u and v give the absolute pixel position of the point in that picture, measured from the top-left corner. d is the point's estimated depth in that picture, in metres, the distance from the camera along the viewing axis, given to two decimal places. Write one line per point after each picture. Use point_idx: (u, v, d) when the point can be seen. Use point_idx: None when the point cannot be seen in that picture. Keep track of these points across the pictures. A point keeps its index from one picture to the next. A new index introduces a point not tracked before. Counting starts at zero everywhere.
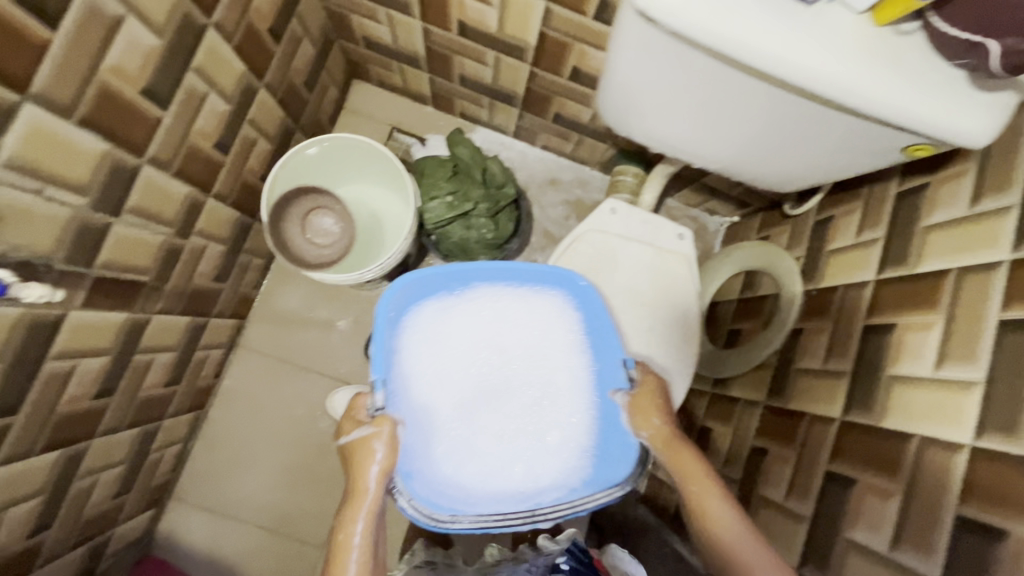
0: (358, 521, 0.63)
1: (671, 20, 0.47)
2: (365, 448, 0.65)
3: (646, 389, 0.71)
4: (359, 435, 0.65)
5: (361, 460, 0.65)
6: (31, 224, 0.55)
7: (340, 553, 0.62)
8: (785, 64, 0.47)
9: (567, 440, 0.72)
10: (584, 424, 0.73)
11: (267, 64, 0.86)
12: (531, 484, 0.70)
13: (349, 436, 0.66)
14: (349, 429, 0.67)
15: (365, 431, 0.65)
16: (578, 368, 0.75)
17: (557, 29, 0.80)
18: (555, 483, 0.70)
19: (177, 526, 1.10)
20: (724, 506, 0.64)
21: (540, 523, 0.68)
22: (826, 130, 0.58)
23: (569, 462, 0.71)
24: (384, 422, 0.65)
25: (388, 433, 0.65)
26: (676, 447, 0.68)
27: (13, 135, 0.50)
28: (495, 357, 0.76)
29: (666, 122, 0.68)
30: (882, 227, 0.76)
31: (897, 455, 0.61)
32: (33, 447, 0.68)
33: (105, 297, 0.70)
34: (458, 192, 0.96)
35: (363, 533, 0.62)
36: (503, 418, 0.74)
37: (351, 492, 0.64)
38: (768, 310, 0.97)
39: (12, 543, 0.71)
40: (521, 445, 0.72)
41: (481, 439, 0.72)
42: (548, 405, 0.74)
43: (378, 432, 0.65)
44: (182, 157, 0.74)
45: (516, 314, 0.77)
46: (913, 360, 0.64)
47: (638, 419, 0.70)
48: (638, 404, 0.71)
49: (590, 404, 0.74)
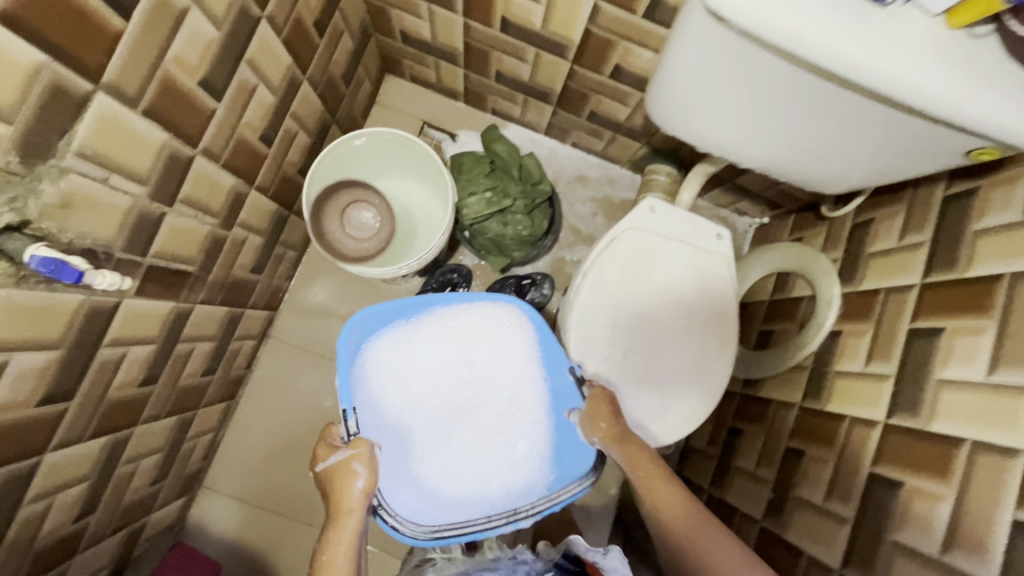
0: (340, 544, 0.62)
1: (743, 21, 0.47)
2: (346, 470, 0.65)
3: (595, 395, 0.77)
4: (337, 459, 0.66)
5: (342, 483, 0.65)
6: (96, 212, 0.56)
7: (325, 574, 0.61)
8: (862, 67, 0.47)
9: (528, 448, 0.82)
10: (543, 431, 0.82)
11: (311, 57, 0.86)
12: (504, 492, 0.79)
13: (326, 461, 0.67)
14: (325, 455, 0.68)
15: (342, 455, 0.66)
16: (531, 382, 0.85)
17: (603, 26, 0.80)
18: (527, 491, 0.79)
19: (207, 515, 1.11)
20: (674, 490, 0.68)
21: (523, 522, 0.75)
22: (882, 129, 0.59)
23: (534, 470, 0.80)
24: (361, 443, 0.67)
25: (368, 454, 0.66)
26: (628, 442, 0.72)
27: (85, 124, 0.51)
28: (457, 377, 0.86)
29: (718, 121, 0.68)
30: (928, 230, 0.76)
31: (948, 459, 0.61)
32: (84, 432, 0.69)
33: (156, 285, 0.70)
34: (496, 188, 1.00)
35: (345, 555, 0.62)
36: (471, 433, 0.84)
37: (334, 514, 0.64)
38: (804, 313, 0.96)
39: (60, 527, 0.71)
40: (489, 457, 0.82)
41: (453, 451, 0.82)
42: (510, 420, 0.84)
43: (359, 453, 0.66)
44: (231, 149, 0.75)
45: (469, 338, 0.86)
46: (964, 364, 0.63)
47: (590, 425, 0.75)
48: (591, 411, 0.76)
49: (544, 414, 0.83)
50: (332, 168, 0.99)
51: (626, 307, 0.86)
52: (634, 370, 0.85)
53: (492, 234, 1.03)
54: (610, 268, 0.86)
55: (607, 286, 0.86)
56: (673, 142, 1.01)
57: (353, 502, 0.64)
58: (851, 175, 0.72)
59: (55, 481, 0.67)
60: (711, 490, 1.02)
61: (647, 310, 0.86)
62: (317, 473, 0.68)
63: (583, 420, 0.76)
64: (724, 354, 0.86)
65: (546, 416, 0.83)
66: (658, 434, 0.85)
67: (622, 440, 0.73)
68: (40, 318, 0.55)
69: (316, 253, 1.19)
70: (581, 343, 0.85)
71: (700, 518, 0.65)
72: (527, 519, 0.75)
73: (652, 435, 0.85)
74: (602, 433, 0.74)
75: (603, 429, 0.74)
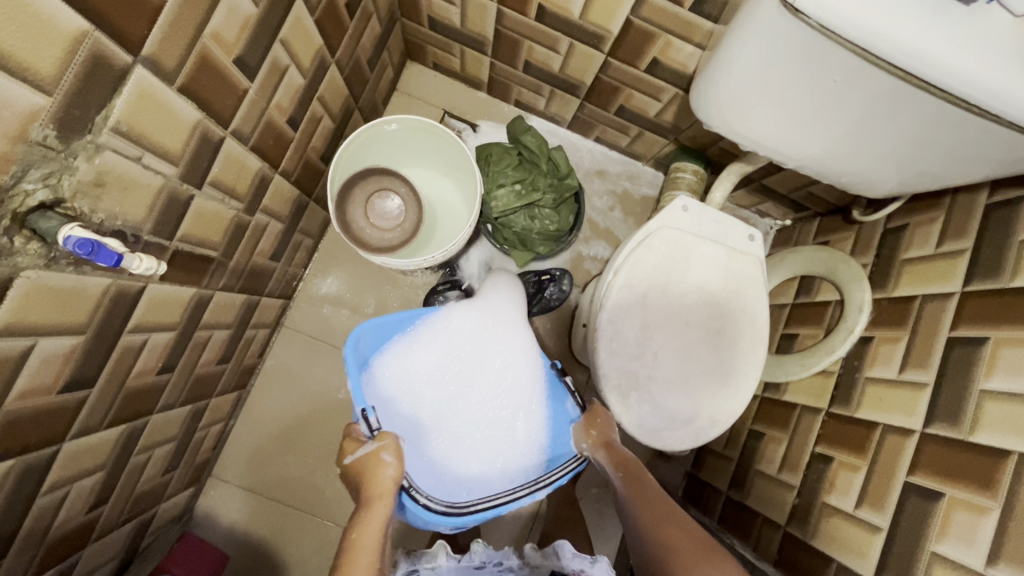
0: (366, 526, 0.59)
1: (821, 13, 0.50)
2: (374, 460, 0.64)
3: (594, 412, 0.81)
4: (364, 451, 0.65)
5: (370, 472, 0.63)
6: (127, 192, 0.54)
7: (352, 556, 0.56)
8: (935, 64, 0.50)
9: (528, 432, 0.85)
10: (541, 414, 0.85)
11: (340, 39, 0.83)
12: (504, 477, 0.82)
13: (355, 454, 0.66)
14: (354, 447, 0.67)
15: (369, 448, 0.65)
16: (525, 371, 0.87)
17: (646, 18, 0.78)
18: (527, 471, 0.82)
19: (216, 505, 1.09)
20: (652, 492, 0.71)
21: (540, 493, 0.73)
22: (944, 136, 0.59)
23: (530, 455, 0.83)
24: (386, 436, 0.66)
25: (394, 444, 0.65)
26: (615, 448, 0.77)
27: (122, 99, 0.48)
28: (445, 376, 0.87)
29: (768, 125, 0.68)
30: (969, 238, 0.74)
31: (996, 472, 0.60)
32: (102, 421, 0.66)
33: (180, 270, 0.68)
34: (526, 180, 1.00)
35: (370, 540, 0.58)
36: (466, 426, 0.85)
37: (364, 501, 0.62)
38: (830, 320, 0.94)
39: (74, 517, 0.69)
40: (491, 447, 0.84)
41: (455, 445, 0.84)
42: (506, 410, 0.86)
43: (386, 444, 0.65)
44: (261, 132, 0.72)
45: (463, 336, 0.87)
46: (1010, 376, 0.62)
47: (582, 431, 0.80)
48: (588, 420, 0.81)
49: (540, 398, 0.86)
50: (356, 156, 0.97)
51: (657, 308, 0.85)
52: (662, 370, 0.84)
53: (518, 228, 1.03)
54: (642, 266, 0.84)
55: (638, 285, 0.84)
56: (704, 139, 0.99)
57: (381, 490, 0.62)
58: (887, 181, 0.72)
59: (73, 470, 0.65)
60: (730, 493, 1.02)
61: (677, 310, 0.85)
62: (346, 467, 0.67)
63: (578, 429, 0.81)
64: (751, 357, 0.85)
65: (542, 409, 0.86)
66: (685, 435, 0.84)
67: (611, 447, 0.77)
68: (67, 301, 0.53)
69: (332, 242, 1.16)
70: (611, 342, 0.84)
71: (677, 517, 0.67)
72: (544, 490, 0.74)
73: (678, 436, 0.84)
74: (593, 438, 0.79)
75: (593, 434, 0.78)
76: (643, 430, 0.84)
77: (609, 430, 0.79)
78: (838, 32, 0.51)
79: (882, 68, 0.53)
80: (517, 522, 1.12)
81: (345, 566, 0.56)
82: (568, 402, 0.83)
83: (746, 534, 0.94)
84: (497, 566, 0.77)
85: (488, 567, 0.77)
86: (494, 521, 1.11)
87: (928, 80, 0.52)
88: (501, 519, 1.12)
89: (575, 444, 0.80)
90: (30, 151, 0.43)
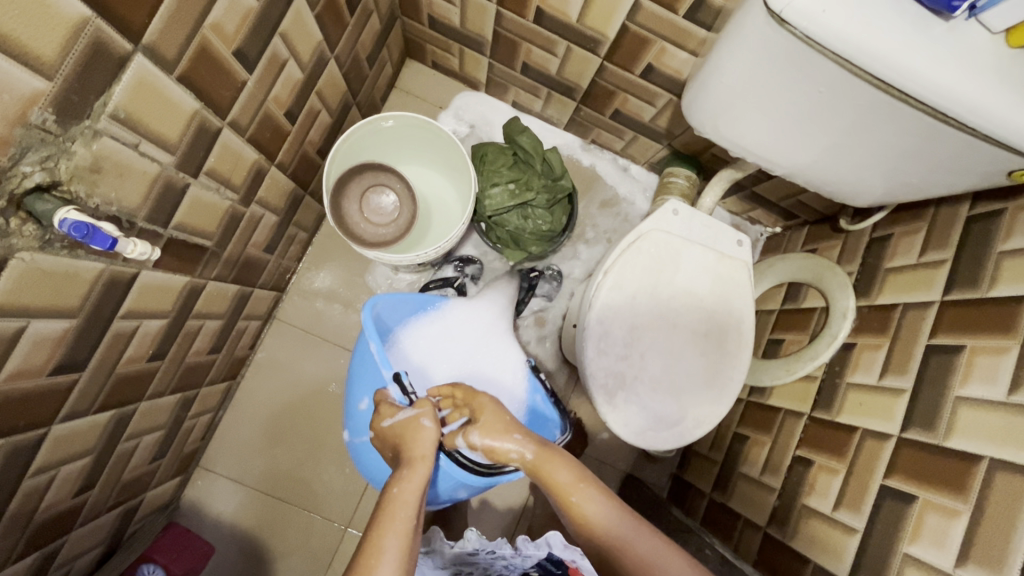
0: (407, 484, 0.60)
1: (805, 25, 0.51)
2: (414, 425, 0.66)
3: (487, 416, 0.69)
4: (404, 417, 0.67)
5: (410, 436, 0.66)
6: (125, 179, 0.54)
7: (390, 508, 0.57)
8: (916, 78, 0.52)
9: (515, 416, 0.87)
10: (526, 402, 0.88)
11: (340, 35, 0.84)
12: None
13: (393, 418, 0.68)
14: (390, 412, 0.69)
15: (409, 414, 0.68)
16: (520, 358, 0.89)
17: (642, 25, 0.80)
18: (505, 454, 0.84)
19: (204, 495, 1.09)
20: (613, 509, 0.64)
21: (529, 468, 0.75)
22: (926, 148, 0.61)
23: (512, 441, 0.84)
24: (424, 404, 0.69)
25: (432, 411, 0.67)
26: (553, 451, 0.68)
27: (122, 86, 0.49)
28: (435, 361, 0.90)
29: (757, 130, 0.69)
30: (949, 249, 0.76)
31: (965, 476, 0.62)
32: (91, 406, 0.66)
33: (174, 258, 0.68)
34: (520, 180, 1.02)
35: (410, 496, 0.58)
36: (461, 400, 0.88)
37: (409, 460, 0.63)
38: (815, 326, 0.95)
39: (60, 502, 0.69)
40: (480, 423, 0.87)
41: None
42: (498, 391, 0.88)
43: (425, 410, 0.67)
44: (258, 124, 0.73)
45: (466, 319, 0.91)
46: (985, 383, 0.64)
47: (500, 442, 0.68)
48: (490, 428, 0.68)
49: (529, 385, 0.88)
50: (354, 151, 0.98)
51: (645, 311, 0.86)
52: (649, 372, 0.85)
53: (511, 227, 1.05)
54: (631, 268, 0.86)
55: (628, 286, 0.86)
56: (696, 145, 1.00)
57: (422, 454, 0.63)
58: (874, 190, 0.74)
59: (60, 454, 0.65)
60: (714, 495, 1.03)
61: (666, 312, 0.86)
62: (383, 429, 0.69)
63: (484, 441, 0.68)
64: (736, 360, 0.87)
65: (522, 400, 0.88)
66: (670, 437, 0.86)
67: (539, 444, 0.68)
68: (61, 284, 0.53)
69: (327, 237, 1.17)
70: (600, 341, 0.85)
71: (624, 519, 0.63)
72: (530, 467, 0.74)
73: (663, 437, 0.86)
74: (511, 448, 0.68)
75: (520, 441, 0.68)
76: (630, 430, 0.85)
77: (516, 421, 0.70)
78: (822, 44, 0.53)
79: (866, 81, 0.55)
80: (504, 517, 1.13)
81: (384, 519, 0.55)
82: (537, 395, 0.86)
83: (727, 535, 0.95)
84: (490, 556, 0.73)
85: (481, 555, 0.74)
86: (481, 516, 1.12)
87: (909, 93, 0.54)
88: (488, 513, 1.13)
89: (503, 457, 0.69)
90: (28, 134, 0.44)
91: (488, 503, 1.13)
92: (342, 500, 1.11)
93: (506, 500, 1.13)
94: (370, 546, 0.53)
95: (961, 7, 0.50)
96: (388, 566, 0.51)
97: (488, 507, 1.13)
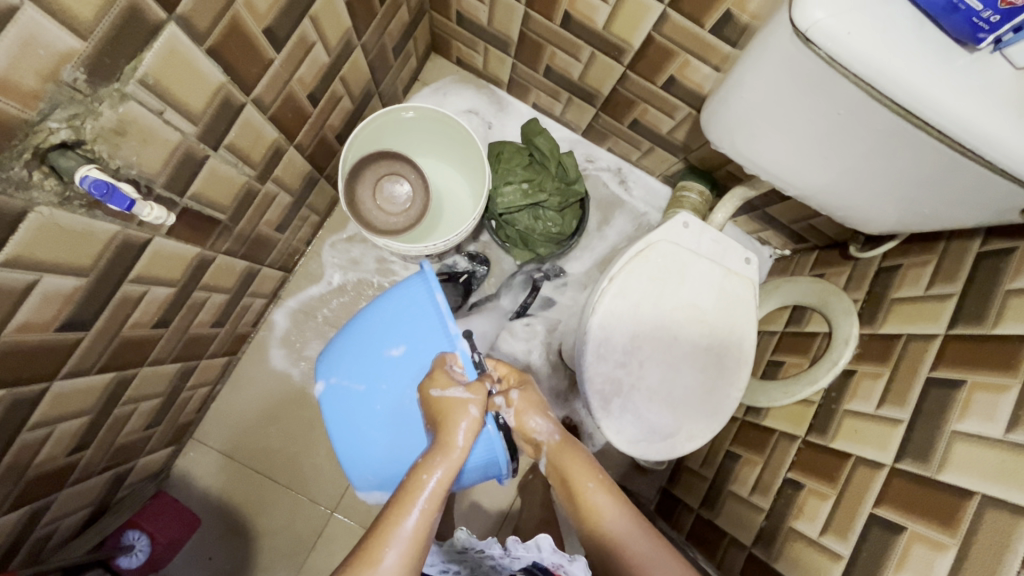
0: (436, 471, 0.59)
1: (830, 45, 0.52)
2: (461, 410, 0.63)
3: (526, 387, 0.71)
4: (456, 396, 0.63)
5: (454, 419, 0.62)
6: (146, 144, 0.55)
7: (408, 495, 0.57)
8: (934, 107, 0.52)
9: None
10: None
11: (369, 23, 0.85)
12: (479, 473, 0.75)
13: (444, 391, 0.64)
14: (444, 382, 0.65)
15: (461, 394, 0.64)
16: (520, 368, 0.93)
17: (667, 36, 0.80)
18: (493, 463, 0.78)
19: (193, 466, 1.10)
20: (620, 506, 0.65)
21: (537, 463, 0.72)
22: (941, 178, 0.61)
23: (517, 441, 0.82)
24: (480, 391, 0.64)
25: (484, 401, 0.64)
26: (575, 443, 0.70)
27: (153, 53, 0.50)
28: None
29: (775, 149, 0.70)
30: (958, 283, 0.76)
31: (955, 510, 0.62)
32: (93, 365, 0.67)
33: (187, 228, 0.69)
34: (533, 181, 1.02)
35: (437, 487, 0.58)
36: None
37: (440, 446, 0.62)
38: (817, 351, 0.95)
39: (54, 458, 0.70)
40: None
41: None
42: None
43: (477, 397, 0.64)
44: (281, 103, 0.74)
45: None
46: (982, 420, 0.63)
47: (529, 420, 0.69)
48: (526, 400, 0.69)
49: None
50: (374, 137, 0.99)
51: (648, 320, 0.86)
52: (647, 381, 0.85)
53: (521, 226, 1.06)
54: (638, 274, 0.86)
55: (631, 294, 0.86)
56: (712, 160, 1.01)
57: (457, 444, 0.61)
58: (885, 218, 0.74)
59: (58, 411, 0.66)
60: (701, 510, 1.03)
61: (668, 325, 0.86)
62: (432, 398, 0.65)
63: (518, 407, 0.69)
64: (735, 377, 0.87)
65: None
66: (662, 448, 0.86)
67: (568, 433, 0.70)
68: (75, 242, 0.54)
69: (337, 222, 1.18)
70: (599, 347, 0.85)
71: (628, 514, 0.65)
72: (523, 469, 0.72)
73: (655, 447, 0.86)
74: (540, 428, 0.69)
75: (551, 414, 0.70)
76: (622, 438, 0.85)
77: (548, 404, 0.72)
78: (846, 67, 0.53)
79: (886, 106, 0.55)
80: (491, 516, 1.13)
81: (403, 500, 0.57)
82: None
83: (712, 552, 0.95)
84: (479, 554, 0.72)
85: (470, 553, 0.72)
86: (467, 513, 1.12)
87: (927, 122, 0.54)
88: (474, 511, 1.13)
89: (527, 429, 0.69)
90: (59, 91, 0.45)
91: (477, 500, 1.13)
92: (332, 483, 1.12)
93: (495, 499, 1.14)
94: (384, 528, 0.55)
95: (986, 40, 0.51)
96: (397, 554, 0.53)
97: (476, 504, 1.13)
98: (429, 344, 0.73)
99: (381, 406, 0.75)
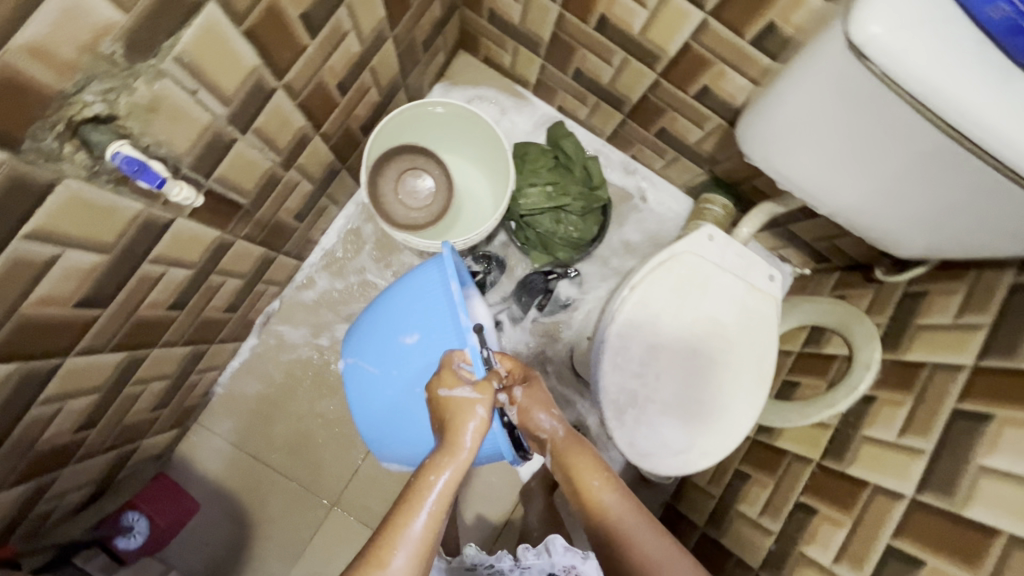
0: (444, 473, 0.58)
1: (885, 61, 0.50)
2: (468, 410, 0.60)
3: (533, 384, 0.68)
4: (463, 395, 0.61)
5: (461, 419, 0.60)
6: (176, 123, 0.55)
7: (416, 496, 0.56)
8: (990, 132, 0.50)
9: None
10: None
11: (402, 14, 0.84)
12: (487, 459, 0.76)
13: (451, 391, 0.61)
14: (451, 381, 0.62)
15: (467, 394, 0.61)
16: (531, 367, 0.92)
17: (705, 44, 0.79)
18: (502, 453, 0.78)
19: (196, 451, 1.09)
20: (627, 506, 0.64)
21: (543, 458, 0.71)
22: (986, 205, 0.59)
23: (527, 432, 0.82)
24: (487, 391, 0.61)
25: (491, 401, 0.61)
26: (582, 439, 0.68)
27: (191, 31, 0.49)
28: None
29: (813, 164, 0.68)
30: (989, 314, 0.74)
31: (980, 549, 0.60)
32: (107, 343, 0.67)
33: (210, 211, 0.69)
34: (557, 184, 1.03)
35: (446, 488, 0.57)
36: None
37: (448, 447, 0.60)
38: (835, 374, 0.93)
39: (61, 434, 0.69)
40: None
41: None
42: None
43: (484, 398, 0.61)
44: (311, 91, 0.73)
45: None
46: (1010, 456, 0.62)
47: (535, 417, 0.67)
48: (531, 397, 0.67)
49: None
50: (397, 130, 0.98)
51: (667, 331, 0.84)
52: (662, 394, 0.84)
53: (542, 229, 1.06)
54: (659, 285, 0.85)
55: (652, 304, 0.84)
56: (739, 174, 0.99)
57: (465, 444, 0.59)
58: (920, 242, 0.72)
59: (69, 388, 0.65)
60: (706, 528, 1.01)
61: (687, 337, 0.84)
62: (439, 398, 0.62)
63: (523, 403, 0.67)
64: (752, 394, 0.85)
65: None
66: (674, 464, 0.84)
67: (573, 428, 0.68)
68: (99, 219, 0.54)
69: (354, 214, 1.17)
70: (616, 356, 0.84)
71: (635, 511, 0.63)
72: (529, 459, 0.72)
73: (667, 462, 0.84)
74: (544, 423, 0.67)
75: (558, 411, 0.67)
76: (633, 450, 0.84)
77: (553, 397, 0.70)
78: (900, 84, 0.51)
79: (939, 128, 0.53)
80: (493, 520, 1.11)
81: (411, 500, 0.56)
82: None
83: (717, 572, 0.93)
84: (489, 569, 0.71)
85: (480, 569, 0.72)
86: (468, 514, 1.11)
87: (981, 148, 0.52)
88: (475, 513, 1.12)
89: (533, 426, 0.67)
90: (95, 64, 0.44)
91: (479, 502, 1.12)
92: (334, 477, 1.10)
93: (497, 502, 1.12)
94: (391, 530, 0.54)
95: None
96: (405, 556, 0.53)
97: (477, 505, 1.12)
98: (440, 336, 0.70)
99: (393, 389, 0.75)
